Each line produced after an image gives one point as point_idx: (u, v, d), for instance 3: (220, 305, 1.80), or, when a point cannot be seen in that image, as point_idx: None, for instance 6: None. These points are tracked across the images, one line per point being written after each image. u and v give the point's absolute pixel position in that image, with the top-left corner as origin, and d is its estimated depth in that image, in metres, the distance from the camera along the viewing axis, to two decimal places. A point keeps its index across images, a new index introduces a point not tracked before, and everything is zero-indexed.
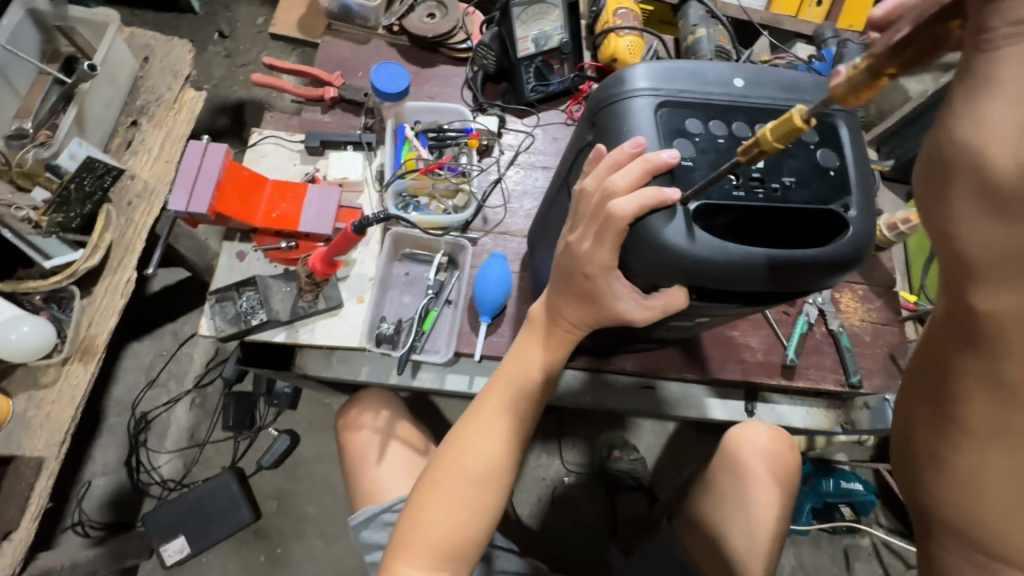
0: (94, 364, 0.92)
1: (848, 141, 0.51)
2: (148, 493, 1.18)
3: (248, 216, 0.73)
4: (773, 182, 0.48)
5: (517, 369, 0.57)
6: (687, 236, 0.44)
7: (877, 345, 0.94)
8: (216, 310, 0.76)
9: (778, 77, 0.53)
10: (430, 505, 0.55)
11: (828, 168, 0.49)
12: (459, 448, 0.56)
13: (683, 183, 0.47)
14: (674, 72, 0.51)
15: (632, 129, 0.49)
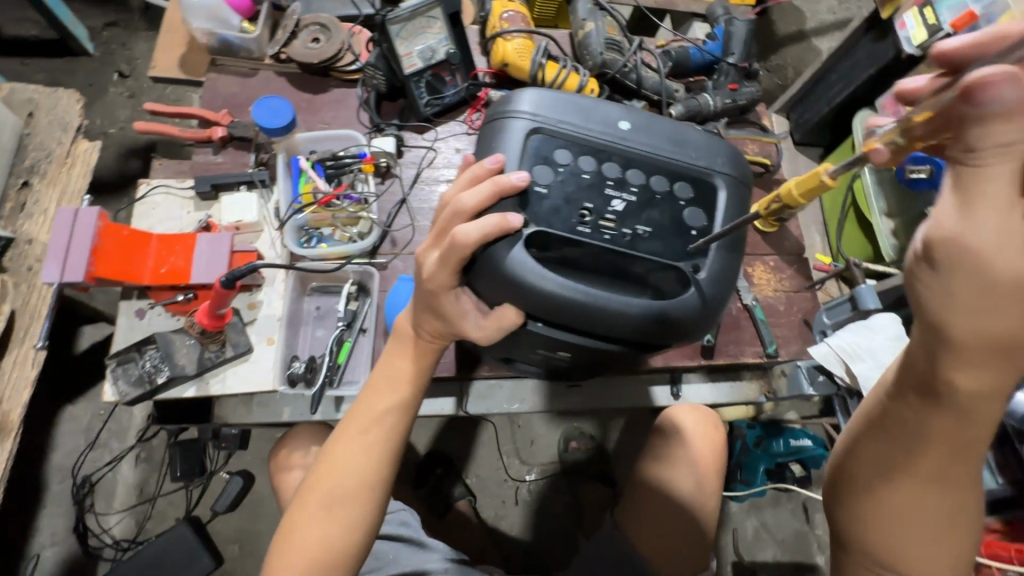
0: (10, 441, 0.89)
1: (725, 203, 0.49)
2: (101, 557, 1.16)
3: (134, 277, 0.71)
4: (625, 227, 0.47)
5: (387, 389, 0.57)
6: (524, 258, 0.45)
7: (791, 313, 0.98)
8: (118, 374, 0.74)
9: (677, 125, 0.50)
10: (295, 532, 0.54)
11: (689, 228, 0.47)
12: (321, 472, 0.55)
13: (535, 212, 0.46)
14: (559, 102, 0.49)
15: (501, 147, 0.48)
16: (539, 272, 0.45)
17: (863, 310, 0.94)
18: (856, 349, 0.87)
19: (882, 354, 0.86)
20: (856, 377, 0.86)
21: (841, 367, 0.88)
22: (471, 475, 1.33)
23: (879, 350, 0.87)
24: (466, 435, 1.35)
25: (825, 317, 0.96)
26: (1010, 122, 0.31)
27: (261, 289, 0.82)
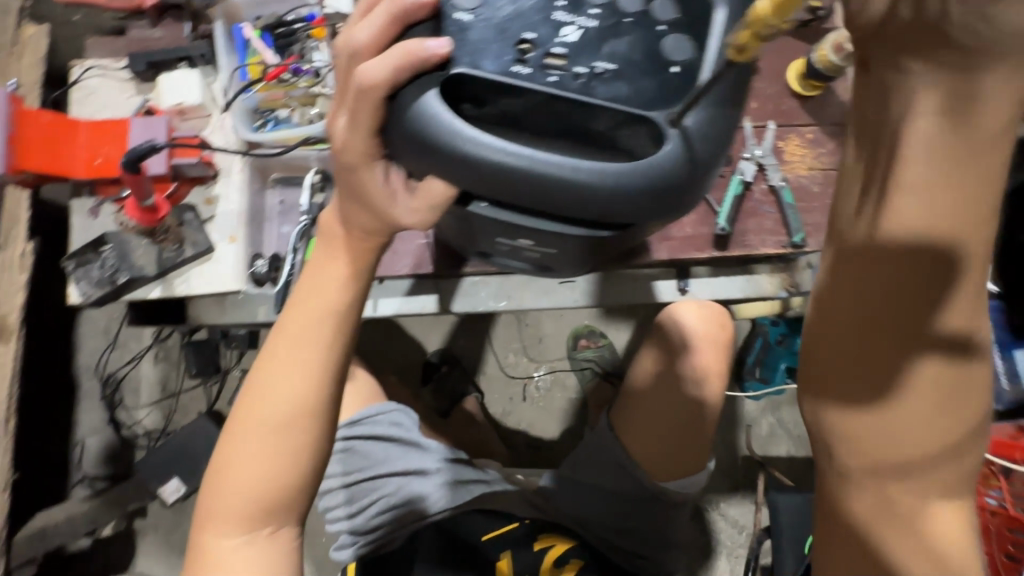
0: (15, 342, 0.91)
1: (724, 25, 0.35)
2: (137, 444, 1.25)
3: (65, 172, 0.65)
4: (578, 64, 0.35)
5: (321, 292, 0.53)
6: (436, 107, 0.34)
7: (828, 195, 0.83)
8: (79, 275, 0.71)
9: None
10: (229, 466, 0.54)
11: (666, 60, 0.35)
12: (246, 409, 0.54)
13: (458, 42, 0.35)
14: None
15: None
16: (435, 128, 0.34)
17: None
18: None
19: None
20: None
21: None
22: (478, 374, 1.32)
23: None
24: (471, 335, 1.33)
25: None
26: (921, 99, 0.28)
27: (216, 181, 0.75)
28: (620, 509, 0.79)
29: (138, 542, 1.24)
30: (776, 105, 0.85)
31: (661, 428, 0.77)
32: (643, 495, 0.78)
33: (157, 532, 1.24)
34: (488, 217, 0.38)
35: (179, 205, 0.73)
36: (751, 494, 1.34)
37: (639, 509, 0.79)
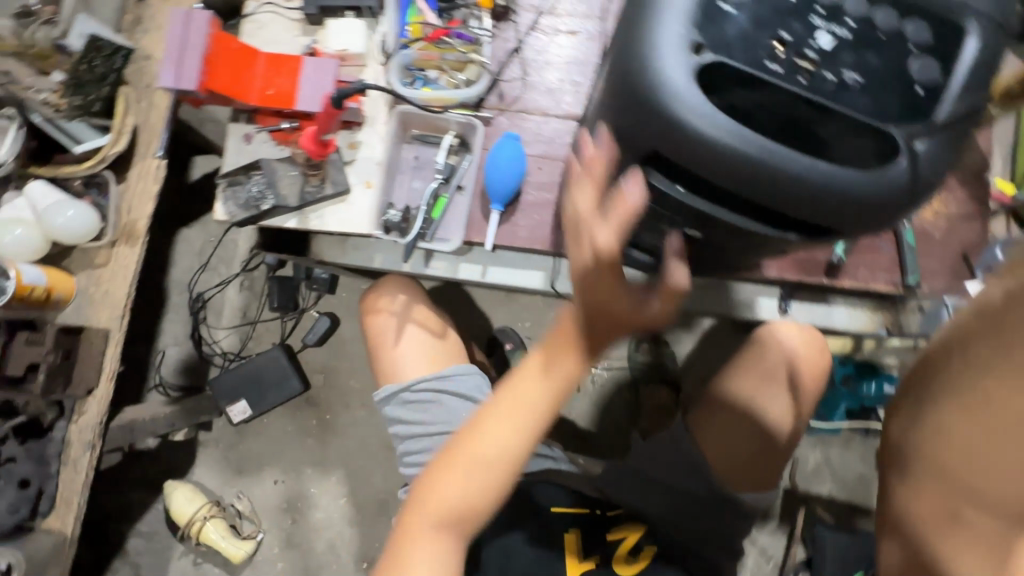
0: (139, 247, 0.97)
1: (975, 56, 0.39)
2: (213, 362, 1.33)
3: (242, 95, 0.69)
4: (828, 70, 0.38)
5: (549, 370, 0.52)
6: (672, 77, 0.37)
7: (950, 244, 0.82)
8: (228, 195, 0.76)
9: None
10: (417, 537, 0.58)
11: (912, 81, 0.38)
12: (439, 484, 0.58)
13: (717, 30, 0.38)
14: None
15: None
16: (667, 98, 0.37)
17: None
18: None
19: None
20: None
21: None
22: None
23: None
24: (537, 318, 1.36)
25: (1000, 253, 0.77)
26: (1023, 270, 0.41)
27: (362, 128, 0.79)
28: (691, 509, 0.79)
29: (199, 453, 1.31)
30: None
31: (741, 446, 0.80)
32: (716, 500, 0.79)
33: (218, 448, 1.31)
34: (678, 199, 0.44)
35: None
36: (785, 526, 1.34)
37: (708, 514, 0.79)
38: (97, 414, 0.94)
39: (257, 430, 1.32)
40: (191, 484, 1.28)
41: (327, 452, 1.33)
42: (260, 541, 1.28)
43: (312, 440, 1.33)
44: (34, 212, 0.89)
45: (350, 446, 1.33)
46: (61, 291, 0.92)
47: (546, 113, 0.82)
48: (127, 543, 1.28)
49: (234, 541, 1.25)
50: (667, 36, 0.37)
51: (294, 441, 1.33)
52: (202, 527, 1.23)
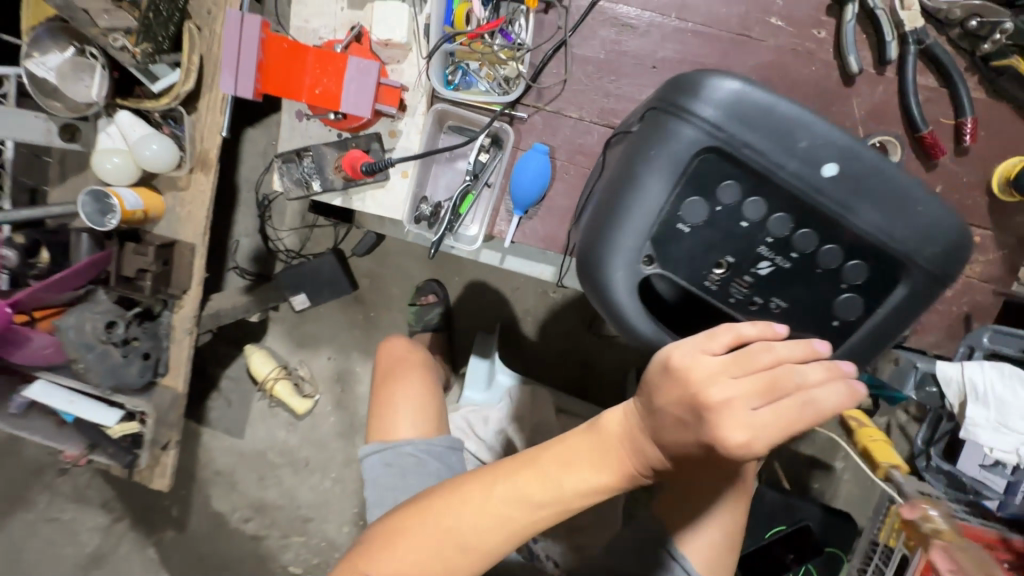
0: (212, 174, 1.09)
1: (900, 301, 0.48)
2: (278, 257, 1.54)
3: (294, 94, 0.74)
4: (756, 297, 0.49)
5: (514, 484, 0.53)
6: (614, 285, 0.51)
7: (956, 303, 0.84)
8: (283, 170, 0.85)
9: (901, 186, 0.46)
10: (529, 483, 0.52)
11: (833, 319, 0.49)
12: (570, 449, 0.52)
13: (661, 250, 0.50)
14: (750, 118, 0.46)
15: (659, 158, 0.48)
16: (615, 313, 0.52)
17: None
18: (989, 391, 0.70)
19: (1012, 416, 0.68)
20: (963, 415, 0.72)
21: (957, 395, 0.73)
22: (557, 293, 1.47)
23: (1014, 409, 0.68)
24: None
25: (986, 337, 0.75)
26: None
27: (402, 117, 0.82)
28: None
29: (271, 326, 1.61)
30: (962, 196, 0.80)
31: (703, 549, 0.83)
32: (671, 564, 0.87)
33: (285, 324, 1.61)
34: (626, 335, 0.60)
35: (367, 133, 0.83)
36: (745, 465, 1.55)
37: None
38: (192, 309, 1.17)
39: (315, 315, 1.59)
40: (265, 350, 1.59)
41: (370, 342, 1.59)
42: (317, 400, 1.62)
43: (358, 331, 1.59)
44: (127, 142, 1.03)
45: (389, 340, 1.59)
46: (154, 210, 1.10)
47: (582, 117, 0.82)
48: (219, 383, 1.66)
49: (297, 399, 1.58)
50: (619, 249, 0.50)
51: (344, 329, 1.59)
52: (274, 385, 1.56)
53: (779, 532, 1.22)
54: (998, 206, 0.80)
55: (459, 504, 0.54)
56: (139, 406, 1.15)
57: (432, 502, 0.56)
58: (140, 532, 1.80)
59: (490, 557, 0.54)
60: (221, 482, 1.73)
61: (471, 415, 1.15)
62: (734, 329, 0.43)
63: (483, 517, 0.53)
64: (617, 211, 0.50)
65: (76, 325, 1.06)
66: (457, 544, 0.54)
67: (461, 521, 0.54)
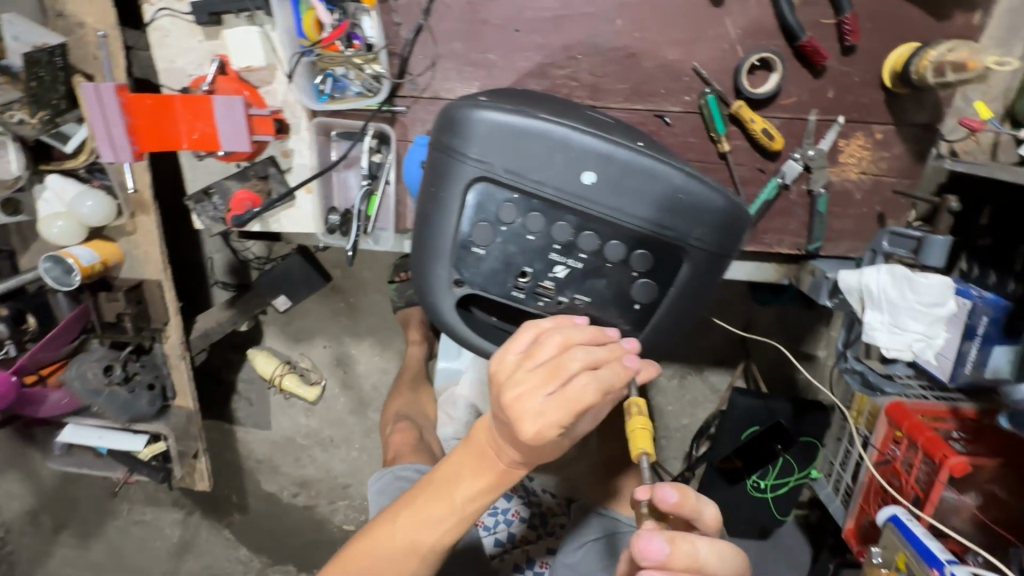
0: (152, 213, 1.14)
1: (684, 277, 0.60)
2: (251, 266, 1.60)
3: (174, 144, 0.77)
4: (561, 295, 0.60)
5: (425, 514, 0.60)
6: (444, 302, 0.63)
7: (868, 204, 0.83)
8: (199, 210, 0.88)
9: (650, 182, 0.55)
10: (425, 508, 0.60)
11: (631, 303, 0.60)
12: (452, 473, 0.60)
13: (471, 272, 0.60)
14: (507, 149, 0.55)
15: (452, 196, 0.58)
16: (449, 327, 0.64)
17: (920, 261, 0.73)
18: (884, 297, 0.72)
19: (903, 315, 0.71)
20: (863, 319, 0.75)
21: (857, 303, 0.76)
22: None
23: (904, 310, 0.71)
24: None
25: (885, 241, 0.76)
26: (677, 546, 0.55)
27: (290, 136, 0.84)
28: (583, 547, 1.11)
29: (266, 328, 1.72)
30: (857, 96, 0.78)
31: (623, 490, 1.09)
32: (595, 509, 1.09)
33: (277, 324, 1.71)
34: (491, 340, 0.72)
35: (262, 159, 0.85)
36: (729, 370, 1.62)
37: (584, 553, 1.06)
38: (179, 337, 1.27)
39: (302, 311, 1.69)
40: (265, 351, 1.70)
41: (357, 325, 1.68)
42: (324, 385, 1.75)
43: (344, 318, 1.68)
44: (65, 203, 1.09)
45: (375, 320, 1.68)
46: (113, 258, 1.17)
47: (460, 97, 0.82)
48: (237, 386, 1.81)
49: (305, 387, 1.70)
50: (438, 273, 0.61)
51: (331, 318, 1.69)
52: (282, 380, 1.69)
53: (754, 434, 1.31)
54: (892, 98, 0.78)
55: (371, 549, 0.61)
56: (159, 429, 1.28)
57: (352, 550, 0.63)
58: (212, 519, 2.06)
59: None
60: (266, 468, 1.93)
61: (445, 397, 1.25)
62: (536, 325, 0.54)
63: (397, 552, 0.61)
64: (426, 245, 0.61)
65: (79, 374, 1.18)
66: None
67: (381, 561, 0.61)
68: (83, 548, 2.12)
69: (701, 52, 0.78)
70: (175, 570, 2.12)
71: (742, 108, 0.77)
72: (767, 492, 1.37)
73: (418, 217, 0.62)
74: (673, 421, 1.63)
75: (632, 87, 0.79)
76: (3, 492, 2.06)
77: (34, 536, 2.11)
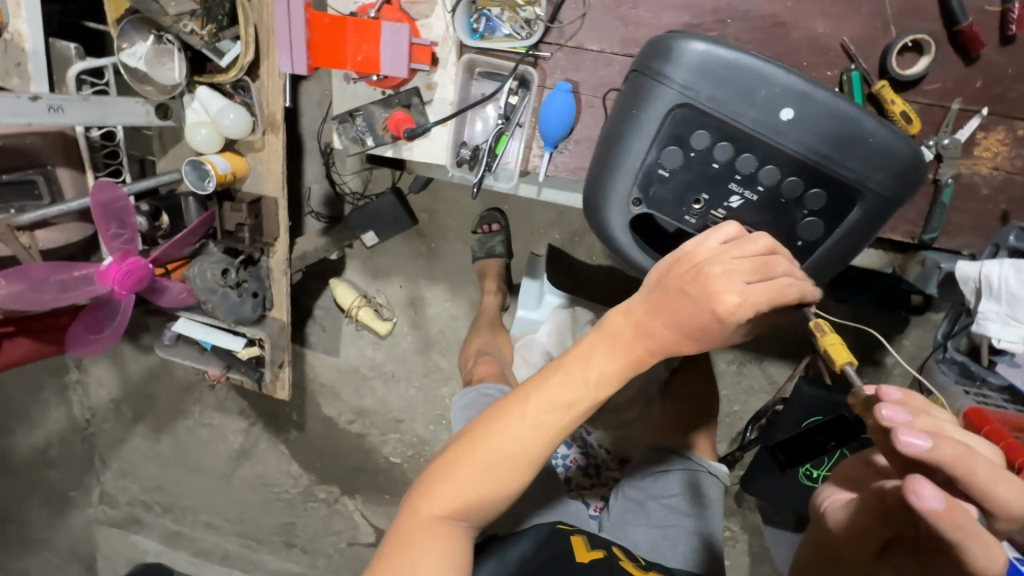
0: (280, 134, 1.22)
1: (854, 221, 0.68)
2: (347, 201, 1.73)
3: (341, 63, 0.85)
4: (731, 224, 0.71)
5: (560, 389, 0.65)
6: (618, 218, 0.74)
7: (994, 201, 0.83)
8: (340, 131, 0.96)
9: (844, 125, 0.64)
10: (559, 386, 0.65)
11: (796, 240, 0.70)
12: (588, 354, 0.66)
13: (650, 192, 0.72)
14: (713, 81, 0.65)
15: (650, 121, 0.68)
16: (615, 243, 0.75)
17: None
18: (1006, 288, 0.73)
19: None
20: (977, 309, 0.76)
21: (973, 293, 0.77)
22: None
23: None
24: None
25: (1011, 235, 0.76)
26: (922, 418, 0.56)
27: (436, 70, 0.91)
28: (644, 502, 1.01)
29: (348, 261, 1.83)
30: (1005, 89, 0.78)
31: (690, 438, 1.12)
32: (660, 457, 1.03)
33: (360, 259, 1.82)
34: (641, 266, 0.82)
35: (408, 89, 0.92)
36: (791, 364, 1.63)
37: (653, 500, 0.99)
38: (284, 254, 1.37)
39: (385, 249, 1.79)
40: (346, 282, 1.81)
41: (434, 270, 1.77)
42: (395, 322, 1.85)
43: (422, 261, 1.77)
44: (209, 115, 1.20)
45: (450, 267, 1.76)
46: (240, 171, 1.27)
47: (603, 49, 0.85)
48: (313, 312, 1.94)
49: (379, 321, 1.80)
50: (619, 191, 0.72)
51: (410, 260, 1.78)
52: (358, 311, 1.79)
53: (815, 423, 1.32)
54: None
55: (501, 425, 0.67)
56: (256, 334, 1.40)
57: (480, 431, 0.68)
58: (271, 432, 2.22)
59: (539, 461, 0.67)
60: (327, 393, 2.07)
61: (524, 342, 1.33)
62: (739, 226, 0.63)
63: (527, 427, 0.66)
64: (615, 163, 0.72)
65: (201, 273, 1.31)
66: (515, 452, 0.66)
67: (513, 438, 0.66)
68: (155, 441, 2.34)
69: (851, 29, 0.79)
70: (231, 474, 2.31)
71: (885, 87, 0.78)
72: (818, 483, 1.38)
73: (605, 140, 0.73)
74: (725, 405, 1.66)
75: (775, 56, 0.81)
76: (94, 379, 2.30)
77: (115, 422, 2.34)
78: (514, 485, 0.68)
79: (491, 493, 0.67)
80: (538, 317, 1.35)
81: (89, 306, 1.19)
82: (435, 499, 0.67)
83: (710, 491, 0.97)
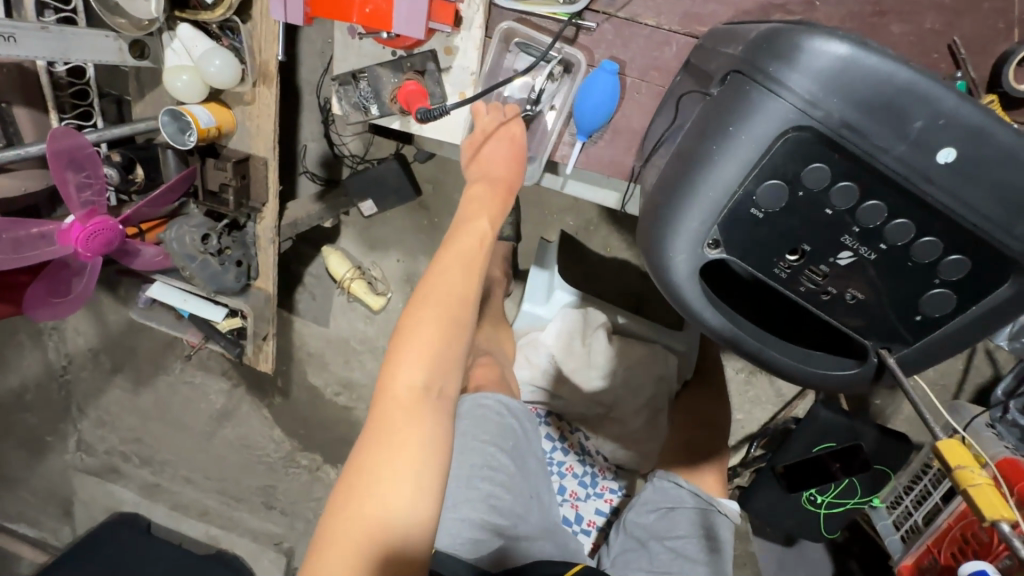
0: (273, 86, 1.08)
1: (997, 299, 0.59)
2: (344, 162, 1.57)
3: (345, 14, 0.74)
4: (831, 285, 0.61)
5: (444, 281, 0.71)
6: (687, 258, 0.63)
7: None
8: (341, 94, 0.83)
9: (1013, 176, 0.52)
10: (442, 276, 0.72)
11: (913, 315, 0.61)
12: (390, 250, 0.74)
13: (732, 236, 0.61)
14: (847, 99, 0.52)
15: (754, 139, 0.56)
16: (677, 286, 0.66)
17: None
18: None
19: None
20: None
21: None
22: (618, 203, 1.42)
23: None
24: None
25: None
26: None
27: (458, 32, 0.78)
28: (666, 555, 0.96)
29: (344, 229, 1.71)
30: None
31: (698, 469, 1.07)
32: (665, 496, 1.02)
33: (356, 228, 1.70)
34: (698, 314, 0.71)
35: (423, 51, 0.79)
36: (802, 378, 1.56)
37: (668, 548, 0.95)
38: (272, 223, 1.24)
39: (384, 219, 1.66)
40: (340, 251, 1.69)
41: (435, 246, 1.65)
42: (389, 298, 1.73)
43: (423, 235, 1.65)
44: (192, 58, 1.05)
45: None
46: (226, 126, 1.13)
47: (660, 25, 0.73)
48: (304, 279, 1.83)
49: (371, 295, 1.69)
50: (691, 226, 0.61)
51: (411, 233, 1.66)
52: (351, 284, 1.68)
53: (827, 449, 1.25)
54: None
55: (422, 325, 0.69)
56: (239, 306, 1.29)
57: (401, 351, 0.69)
58: (255, 396, 2.14)
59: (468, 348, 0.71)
60: (314, 362, 1.98)
61: (527, 340, 1.24)
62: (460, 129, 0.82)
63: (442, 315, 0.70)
64: (697, 188, 0.60)
65: (178, 237, 1.17)
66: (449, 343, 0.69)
67: (414, 350, 0.67)
68: (135, 394, 2.26)
69: (965, 27, 0.69)
70: (213, 433, 2.24)
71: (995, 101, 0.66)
72: (821, 509, 1.32)
73: (682, 157, 0.61)
74: None
75: None
76: (71, 327, 2.21)
77: (93, 372, 2.26)
78: (451, 378, 0.70)
79: (434, 391, 0.68)
80: (546, 312, 1.25)
81: (50, 267, 1.07)
82: (385, 437, 0.65)
83: (722, 532, 0.95)
